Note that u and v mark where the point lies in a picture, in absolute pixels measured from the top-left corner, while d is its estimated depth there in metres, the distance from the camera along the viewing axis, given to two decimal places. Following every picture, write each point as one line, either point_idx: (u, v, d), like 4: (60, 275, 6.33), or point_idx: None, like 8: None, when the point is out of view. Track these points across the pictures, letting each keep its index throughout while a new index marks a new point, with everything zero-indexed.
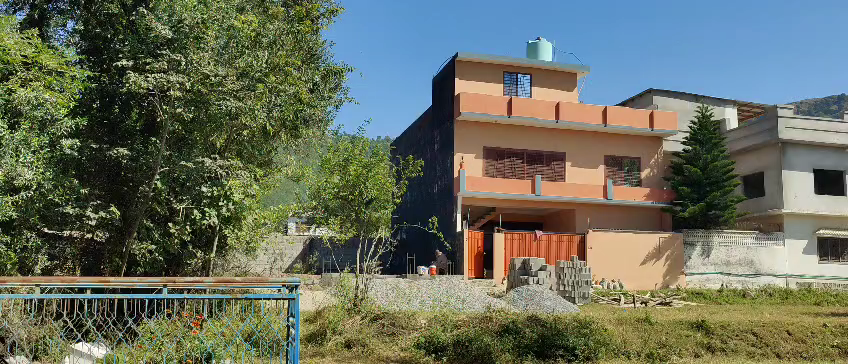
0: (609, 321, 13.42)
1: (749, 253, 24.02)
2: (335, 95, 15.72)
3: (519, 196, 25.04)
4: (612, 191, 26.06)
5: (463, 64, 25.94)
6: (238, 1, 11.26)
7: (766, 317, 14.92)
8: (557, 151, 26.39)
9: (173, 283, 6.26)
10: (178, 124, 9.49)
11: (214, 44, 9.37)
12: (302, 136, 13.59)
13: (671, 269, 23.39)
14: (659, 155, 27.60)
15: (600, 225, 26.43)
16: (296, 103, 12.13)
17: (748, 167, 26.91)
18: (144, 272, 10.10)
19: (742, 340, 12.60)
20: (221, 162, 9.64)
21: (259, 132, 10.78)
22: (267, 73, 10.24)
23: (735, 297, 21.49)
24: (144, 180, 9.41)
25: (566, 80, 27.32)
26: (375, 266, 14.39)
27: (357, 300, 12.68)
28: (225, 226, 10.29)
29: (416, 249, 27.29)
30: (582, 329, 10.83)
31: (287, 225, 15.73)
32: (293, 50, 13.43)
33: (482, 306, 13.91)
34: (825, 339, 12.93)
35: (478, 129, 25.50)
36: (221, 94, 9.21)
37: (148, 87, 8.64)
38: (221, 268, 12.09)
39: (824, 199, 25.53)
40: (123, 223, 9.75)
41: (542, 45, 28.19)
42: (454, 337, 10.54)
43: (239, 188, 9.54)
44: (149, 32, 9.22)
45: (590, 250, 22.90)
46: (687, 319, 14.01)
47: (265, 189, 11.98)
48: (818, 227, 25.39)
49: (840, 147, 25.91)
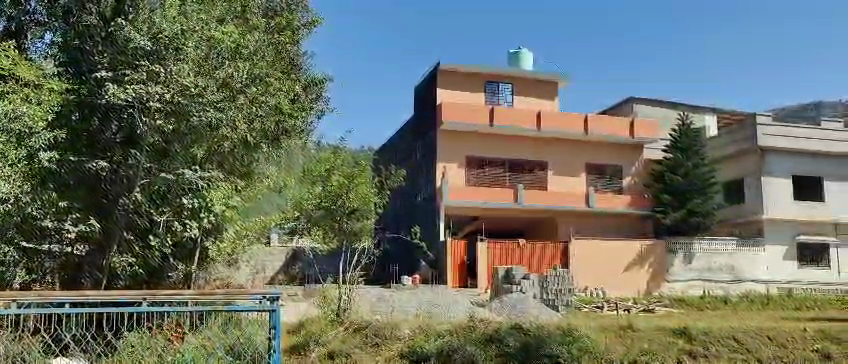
0: (592, 327, 13.45)
1: (730, 259, 24.14)
2: (316, 105, 15.76)
3: (502, 205, 25.08)
4: (594, 199, 26.21)
5: (445, 73, 26.01)
6: (218, 12, 11.27)
7: (747, 323, 15.11)
8: (539, 160, 26.52)
9: (153, 298, 6.45)
10: (159, 137, 8.99)
11: (194, 55, 9.32)
12: (284, 146, 13.65)
13: (653, 276, 23.51)
14: (640, 162, 27.74)
15: (582, 232, 26.54)
16: (277, 113, 12.17)
17: (728, 173, 27.21)
18: (125, 286, 10.00)
19: (725, 346, 12.70)
20: (202, 174, 9.44)
21: (241, 143, 10.81)
22: (249, 84, 10.21)
23: (716, 303, 21.66)
24: (122, 193, 9.16)
25: (547, 89, 27.46)
26: (358, 276, 14.39)
27: (340, 311, 12.63)
28: (207, 238, 10.47)
29: (400, 259, 27.25)
30: (566, 337, 10.94)
31: (270, 235, 15.67)
32: (275, 60, 13.48)
33: (465, 314, 13.91)
34: (805, 344, 13.09)
35: (460, 139, 25.59)
36: (201, 106, 9.02)
37: (127, 99, 8.59)
38: (203, 282, 12.01)
39: (804, 205, 25.84)
40: (101, 234, 9.32)
41: (523, 54, 28.28)
42: (438, 347, 10.61)
43: (219, 201, 9.80)
44: (129, 44, 9.17)
45: (573, 258, 22.94)
46: (670, 326, 14.09)
47: (247, 200, 11.96)
48: (798, 232, 25.61)
49: (819, 153, 26.25)
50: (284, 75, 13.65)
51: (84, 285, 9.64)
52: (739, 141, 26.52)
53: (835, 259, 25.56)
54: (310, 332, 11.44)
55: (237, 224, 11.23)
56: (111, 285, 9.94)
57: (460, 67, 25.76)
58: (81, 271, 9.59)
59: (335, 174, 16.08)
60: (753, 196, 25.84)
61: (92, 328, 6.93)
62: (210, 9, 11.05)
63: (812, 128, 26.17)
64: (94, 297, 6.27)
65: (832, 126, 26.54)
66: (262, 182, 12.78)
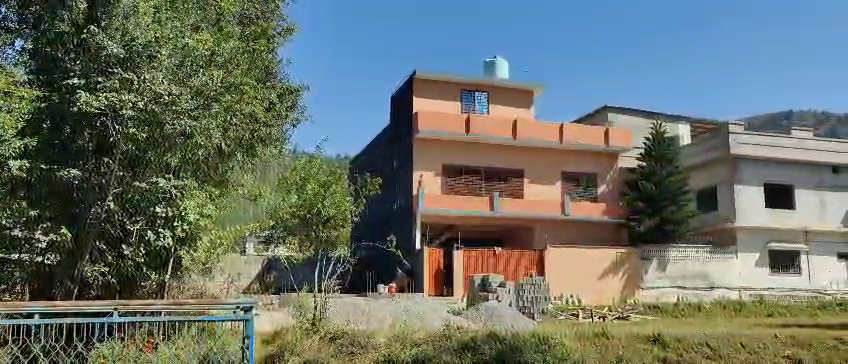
0: (567, 335, 13.56)
1: (703, 266, 24.36)
2: (291, 114, 15.83)
3: (478, 213, 25.17)
4: (568, 206, 26.39)
5: (421, 82, 26.10)
6: (191, 19, 11.29)
7: (720, 329, 15.31)
8: (514, 168, 26.67)
9: (124, 308, 6.45)
10: (133, 145, 8.87)
11: (168, 63, 9.34)
12: (260, 155, 13.65)
13: (628, 283, 23.59)
14: (615, 170, 27.96)
15: (557, 240, 26.69)
16: (251, 121, 12.20)
17: (702, 182, 27.54)
18: (97, 296, 9.91)
19: (698, 353, 12.92)
20: (175, 183, 9.33)
21: (216, 151, 10.77)
22: (223, 93, 10.23)
23: (690, 310, 21.86)
24: (96, 202, 8.95)
25: (522, 98, 27.64)
26: (333, 286, 14.36)
27: (315, 320, 12.45)
28: (180, 247, 10.33)
29: (376, 266, 27.32)
30: (540, 346, 11.03)
31: (246, 243, 15.61)
32: (251, 68, 13.40)
33: (441, 322, 13.91)
34: (776, 350, 13.32)
35: (436, 147, 25.63)
36: (174, 114, 9.02)
37: (100, 106, 8.42)
38: (177, 292, 11.87)
39: (775, 212, 26.20)
40: (74, 244, 9.09)
41: (499, 63, 28.40)
42: (414, 355, 10.74)
43: (194, 209, 9.75)
44: (101, 52, 8.99)
45: (549, 266, 23.01)
46: (644, 333, 14.20)
47: (221, 209, 11.89)
48: (770, 240, 25.93)
49: (790, 161, 26.63)
50: (259, 84, 13.63)
51: (55, 295, 9.41)
52: (712, 149, 26.86)
53: (806, 266, 26.00)
54: (285, 342, 11.34)
55: (212, 233, 11.21)
56: (82, 294, 9.85)
57: (435, 75, 25.85)
58: (52, 283, 9.39)
59: (310, 183, 16.24)
60: (726, 204, 26.15)
61: (62, 338, 6.84)
62: (183, 16, 11.07)
63: (783, 137, 26.59)
64: (68, 307, 6.30)
65: (802, 136, 26.98)
66: (236, 190, 12.75)
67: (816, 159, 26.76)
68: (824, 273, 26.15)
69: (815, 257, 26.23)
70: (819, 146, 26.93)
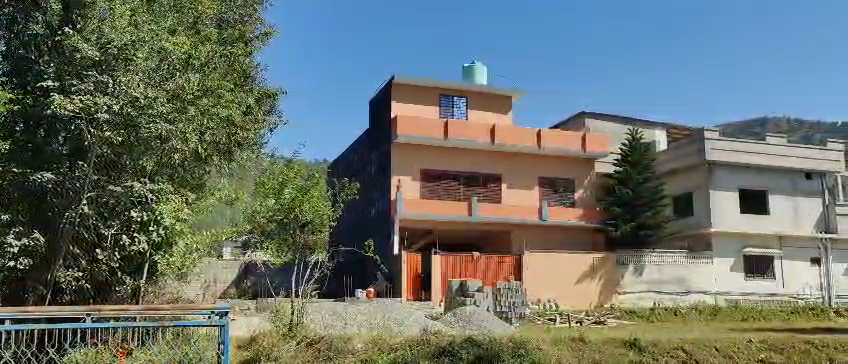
0: (545, 339, 13.57)
1: (680, 271, 24.48)
2: (269, 118, 15.84)
3: (456, 218, 25.22)
4: (546, 212, 26.51)
5: (400, 86, 26.10)
6: (169, 22, 11.22)
7: (696, 334, 15.45)
8: (493, 173, 26.76)
9: (98, 313, 6.46)
10: (108, 149, 8.82)
11: (144, 66, 9.25)
12: (236, 158, 13.70)
13: (604, 288, 23.69)
14: (591, 176, 28.16)
15: (535, 245, 26.81)
16: (229, 125, 12.13)
17: (678, 188, 27.84)
18: (70, 301, 9.73)
19: (673, 358, 13.08)
20: (152, 187, 9.32)
21: (192, 156, 10.61)
22: (200, 96, 10.10)
23: (666, 315, 22.04)
24: (69, 205, 8.91)
25: (500, 103, 27.75)
26: (311, 291, 14.28)
27: (293, 326, 12.28)
28: (156, 252, 10.08)
29: (353, 272, 27.30)
30: (517, 350, 11.13)
31: (222, 249, 15.51)
32: (227, 73, 13.29)
33: (419, 327, 13.89)
34: (749, 355, 13.57)
35: (414, 151, 25.63)
36: (151, 118, 8.90)
37: (75, 109, 8.37)
38: (153, 298, 11.68)
39: (750, 218, 26.46)
40: (47, 248, 9.03)
41: (477, 67, 28.48)
42: (390, 359, 10.81)
43: (171, 213, 9.53)
44: (75, 53, 8.89)
45: (527, 271, 23.11)
46: (620, 336, 14.31)
47: (198, 213, 11.82)
48: (745, 245, 26.21)
49: (763, 167, 26.92)
50: (238, 88, 13.58)
51: (28, 301, 9.31)
52: (688, 155, 27.14)
53: (779, 270, 26.37)
54: (262, 347, 11.23)
55: (190, 238, 11.05)
56: (55, 300, 9.68)
57: (414, 80, 25.86)
58: (25, 286, 9.25)
59: (289, 187, 15.36)
60: (702, 209, 26.37)
61: (35, 344, 6.77)
62: (160, 19, 10.94)
63: (757, 143, 26.87)
64: (37, 315, 6.24)
65: (778, 142, 27.18)
66: (214, 194, 12.70)
67: (790, 165, 27.09)
68: (797, 277, 26.50)
69: (788, 262, 26.58)
70: (793, 152, 27.24)
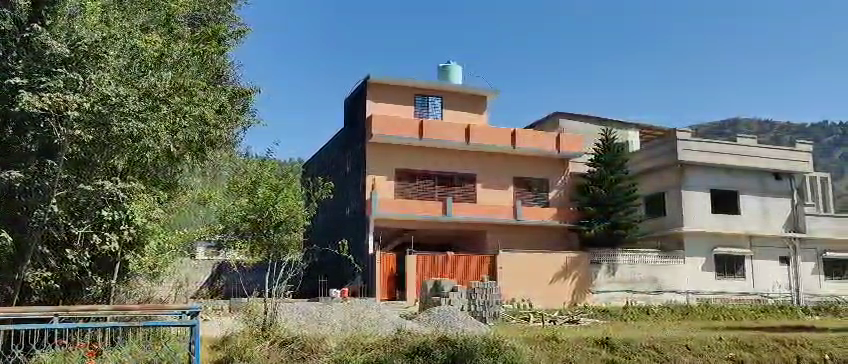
0: (517, 338, 13.55)
1: (653, 270, 24.72)
2: (243, 117, 15.77)
3: (431, 218, 25.25)
4: (521, 211, 26.63)
5: (375, 86, 26.05)
6: (139, 19, 11.18)
7: (667, 332, 15.56)
8: (467, 173, 26.85)
9: (66, 314, 6.46)
10: (78, 147, 8.74)
11: (115, 63, 9.15)
12: (208, 157, 13.58)
13: (578, 287, 23.81)
14: (565, 176, 28.40)
15: (508, 245, 26.98)
16: (204, 126, 12.02)
17: (650, 187, 28.13)
18: (39, 302, 9.67)
19: (646, 356, 13.21)
20: (122, 186, 9.23)
21: (165, 156, 10.50)
22: (172, 94, 10.04)
23: (638, 314, 22.24)
24: (39, 204, 8.74)
25: (475, 103, 27.83)
26: (285, 290, 14.20)
27: (265, 326, 12.17)
28: (126, 252, 9.93)
29: (328, 271, 27.29)
30: (492, 348, 11.19)
31: (195, 248, 15.38)
32: (200, 72, 13.18)
33: (392, 327, 13.84)
34: (720, 353, 13.72)
35: (390, 151, 25.63)
36: (122, 115, 8.78)
37: (42, 106, 8.15)
38: (125, 297, 11.49)
39: (721, 218, 26.78)
40: (16, 248, 8.87)
41: (452, 67, 28.54)
42: (364, 358, 10.82)
43: (142, 212, 9.49)
44: (44, 50, 8.71)
45: (501, 271, 23.18)
46: (593, 335, 14.38)
47: (168, 212, 11.73)
48: (716, 245, 26.52)
49: (733, 167, 27.29)
50: (211, 87, 13.45)
51: None
52: (660, 156, 27.43)
53: (749, 269, 26.73)
54: (235, 347, 11.12)
55: (163, 237, 10.91)
56: (24, 300, 9.59)
57: (389, 80, 25.84)
58: None
59: (261, 187, 15.12)
60: (674, 209, 26.66)
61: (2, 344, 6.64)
62: (131, 16, 10.92)
63: (728, 144, 27.19)
64: (2, 315, 6.14)
65: (748, 143, 27.57)
66: (184, 194, 12.56)
67: (760, 166, 27.47)
68: (766, 277, 26.88)
69: (757, 262, 26.96)
70: (762, 153, 27.61)
